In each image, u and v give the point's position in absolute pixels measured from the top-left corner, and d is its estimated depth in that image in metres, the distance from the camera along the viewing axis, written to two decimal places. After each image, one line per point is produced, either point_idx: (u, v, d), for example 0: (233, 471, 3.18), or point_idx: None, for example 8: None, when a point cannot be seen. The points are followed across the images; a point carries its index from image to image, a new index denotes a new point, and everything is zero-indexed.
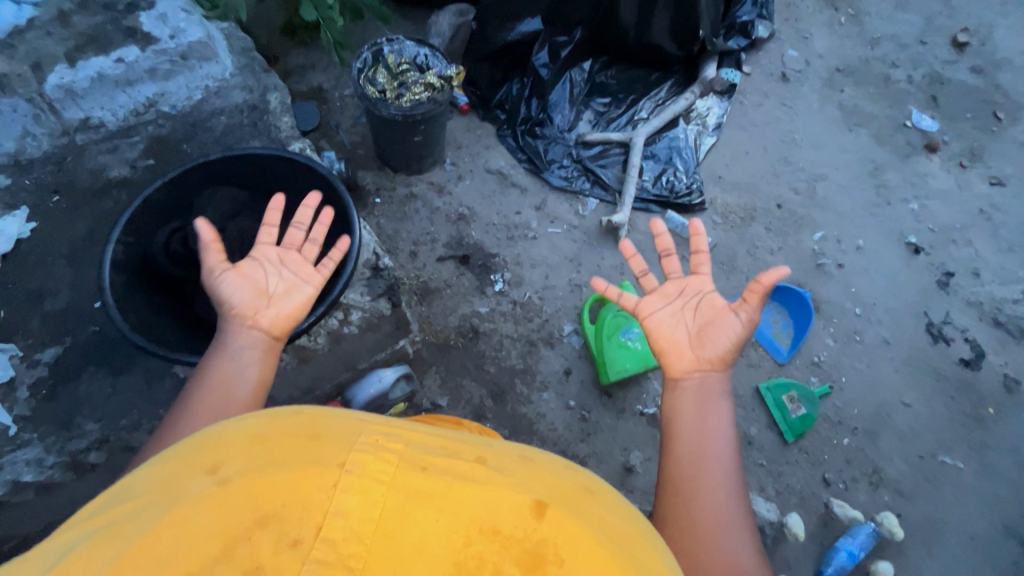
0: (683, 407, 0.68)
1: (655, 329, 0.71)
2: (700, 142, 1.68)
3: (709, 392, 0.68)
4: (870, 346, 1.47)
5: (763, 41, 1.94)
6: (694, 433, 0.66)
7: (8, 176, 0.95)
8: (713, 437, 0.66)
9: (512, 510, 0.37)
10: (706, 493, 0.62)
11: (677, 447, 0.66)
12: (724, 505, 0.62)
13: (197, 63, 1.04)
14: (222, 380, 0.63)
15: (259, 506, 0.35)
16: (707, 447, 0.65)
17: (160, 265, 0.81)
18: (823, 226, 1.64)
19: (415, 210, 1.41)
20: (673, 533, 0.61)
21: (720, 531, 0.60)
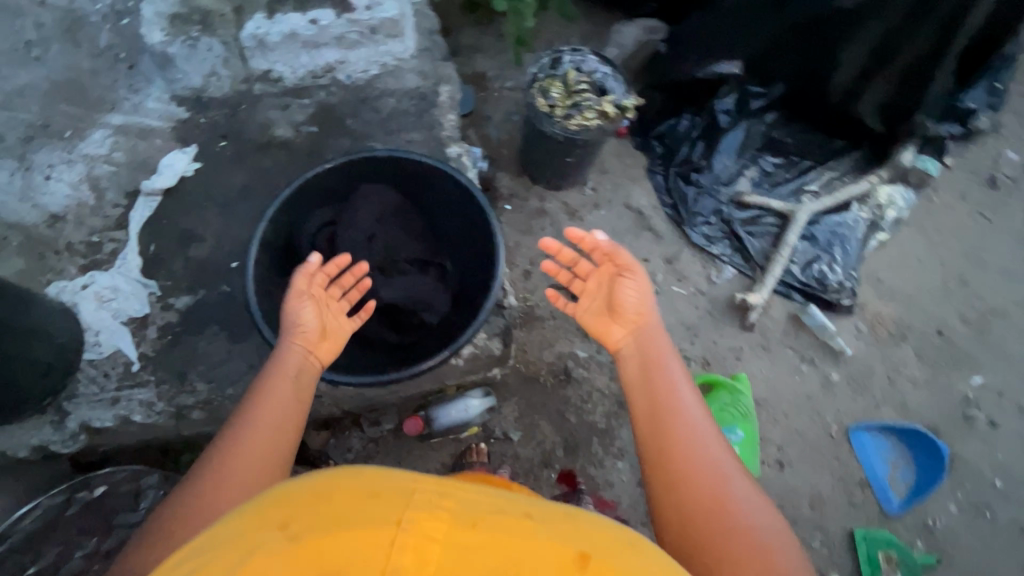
0: (645, 379, 0.71)
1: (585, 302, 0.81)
2: (869, 236, 1.47)
3: (648, 348, 0.74)
4: (1002, 529, 1.26)
5: (979, 133, 1.66)
6: (673, 404, 0.68)
7: (188, 110, 0.99)
8: (674, 395, 0.69)
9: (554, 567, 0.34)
10: (696, 454, 0.63)
11: (656, 414, 0.67)
12: (704, 442, 0.64)
13: (383, 39, 1.01)
14: (274, 406, 0.60)
15: (323, 568, 0.32)
16: (687, 411, 0.67)
17: (303, 254, 0.81)
18: (984, 371, 1.40)
19: (542, 228, 1.34)
20: (658, 485, 0.62)
21: (703, 466, 0.62)
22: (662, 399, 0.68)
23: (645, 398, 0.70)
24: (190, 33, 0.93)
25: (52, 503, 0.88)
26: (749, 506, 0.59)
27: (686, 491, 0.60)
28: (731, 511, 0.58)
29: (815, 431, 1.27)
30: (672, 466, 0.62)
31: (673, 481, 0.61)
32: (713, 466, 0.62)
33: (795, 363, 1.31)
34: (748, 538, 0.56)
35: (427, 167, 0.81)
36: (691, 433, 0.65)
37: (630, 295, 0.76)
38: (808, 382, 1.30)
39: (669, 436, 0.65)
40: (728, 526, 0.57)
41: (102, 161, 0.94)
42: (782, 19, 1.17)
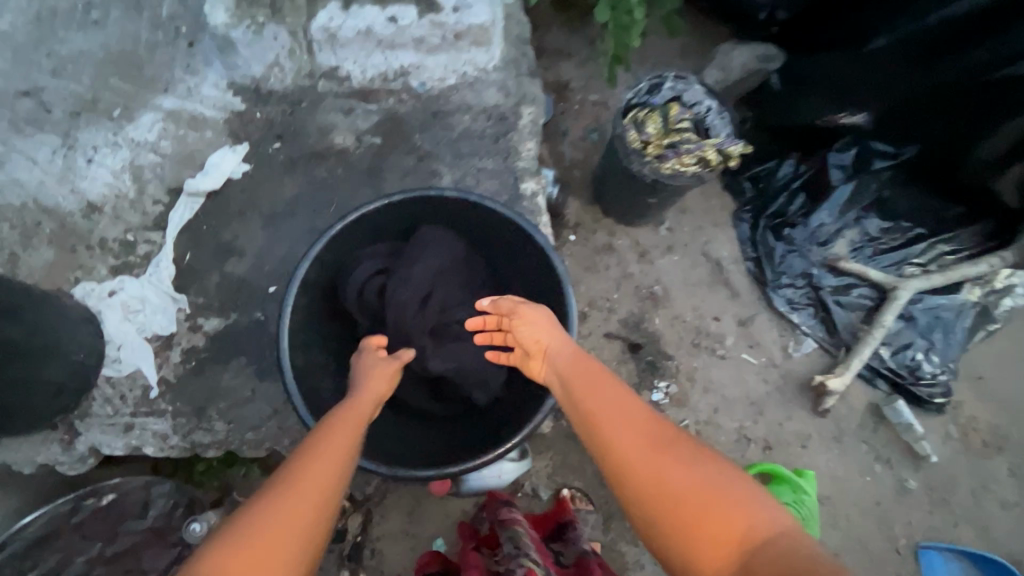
0: (572, 382, 0.60)
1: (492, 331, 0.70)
2: (981, 325, 1.27)
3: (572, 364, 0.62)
4: None
5: None
6: (605, 396, 0.57)
7: (245, 101, 0.89)
8: (604, 390, 0.58)
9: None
10: (639, 436, 0.53)
11: (590, 416, 0.57)
12: (657, 435, 0.53)
13: (466, 47, 0.88)
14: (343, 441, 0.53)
15: None
16: (615, 400, 0.57)
17: (347, 300, 0.73)
18: None
19: (606, 266, 1.21)
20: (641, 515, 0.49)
21: (667, 466, 0.50)
22: (588, 399, 0.58)
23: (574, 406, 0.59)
24: (256, 17, 0.81)
25: (57, 511, 0.83)
26: (705, 461, 0.50)
27: (639, 485, 0.50)
28: (689, 485, 0.48)
29: (879, 542, 1.13)
30: (622, 466, 0.52)
31: (629, 484, 0.51)
32: (659, 438, 0.52)
33: (868, 460, 1.17)
34: (714, 500, 0.47)
35: (501, 218, 0.70)
36: (626, 418, 0.55)
37: (527, 319, 0.66)
38: (878, 486, 1.16)
39: (614, 443, 0.53)
40: (691, 498, 0.47)
41: (146, 149, 0.85)
42: (931, 81, 0.97)
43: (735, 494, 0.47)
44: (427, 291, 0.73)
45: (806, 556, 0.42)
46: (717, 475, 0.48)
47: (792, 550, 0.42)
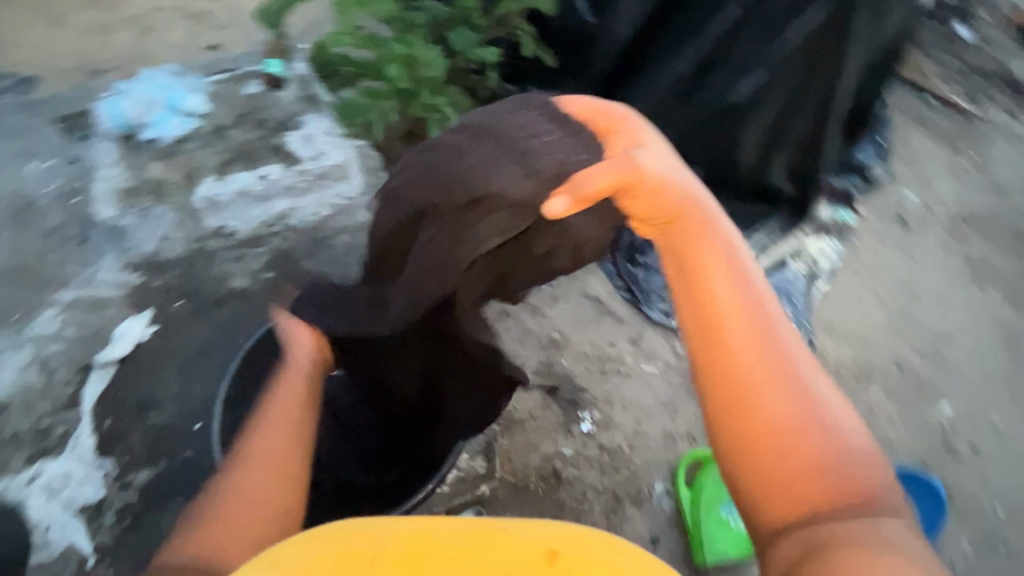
0: (717, 294, 0.63)
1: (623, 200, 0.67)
2: (811, 287, 1.57)
3: (740, 279, 0.64)
4: (1017, 559, 1.26)
5: (880, 181, 1.87)
6: (767, 328, 0.62)
7: (141, 274, 0.98)
8: (748, 318, 0.62)
9: (530, 563, 0.52)
10: (779, 382, 0.60)
11: (734, 328, 0.62)
12: (812, 389, 0.60)
13: (330, 183, 1.09)
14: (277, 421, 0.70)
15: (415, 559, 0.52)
16: (769, 329, 0.62)
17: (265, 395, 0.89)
18: (952, 398, 1.46)
19: (506, 329, 1.36)
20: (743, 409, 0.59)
21: (804, 409, 0.59)
22: (726, 321, 0.62)
23: (699, 309, 0.63)
24: (142, 204, 1.02)
25: None
26: (845, 446, 0.58)
27: (755, 401, 0.59)
28: (804, 441, 0.57)
29: None
30: (749, 380, 0.60)
31: (746, 389, 0.60)
32: (802, 395, 0.59)
33: None
34: (827, 467, 0.57)
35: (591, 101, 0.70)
36: (779, 355, 0.60)
37: (655, 187, 0.65)
38: None
39: (753, 361, 0.60)
40: (805, 447, 0.57)
41: (49, 341, 0.91)
42: (689, 112, 1.32)
43: (846, 471, 0.56)
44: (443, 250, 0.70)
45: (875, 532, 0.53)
46: (851, 464, 0.57)
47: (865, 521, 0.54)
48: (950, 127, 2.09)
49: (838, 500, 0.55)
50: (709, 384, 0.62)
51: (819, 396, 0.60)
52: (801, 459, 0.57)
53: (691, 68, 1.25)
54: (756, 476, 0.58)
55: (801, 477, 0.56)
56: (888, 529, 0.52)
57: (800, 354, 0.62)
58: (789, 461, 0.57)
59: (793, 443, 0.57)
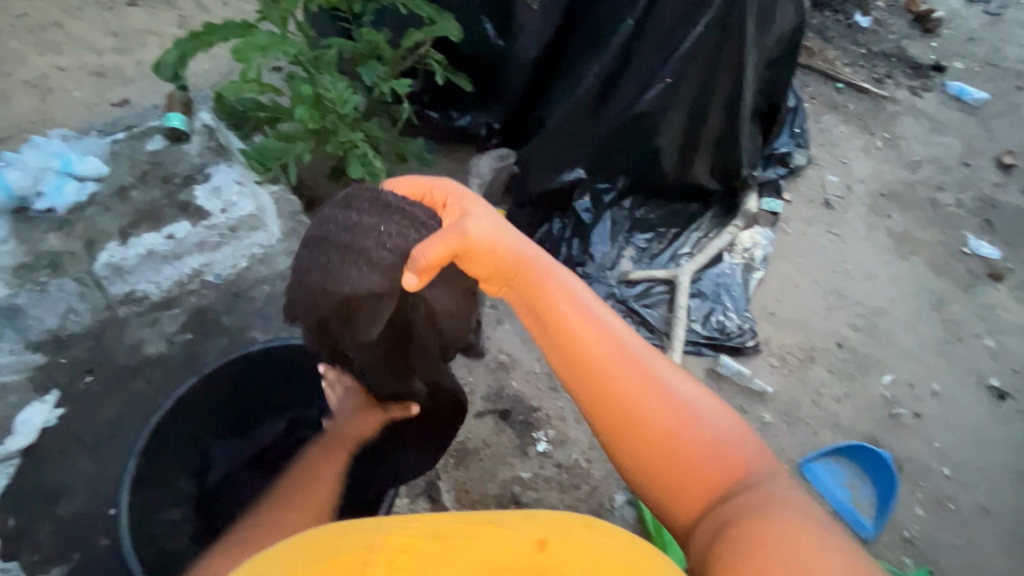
0: (555, 317, 0.61)
1: (463, 263, 0.67)
2: (749, 278, 1.60)
3: (566, 293, 0.62)
4: (968, 517, 1.31)
5: (802, 168, 1.95)
6: (606, 336, 0.60)
7: (45, 353, 0.92)
8: (597, 336, 0.60)
9: (517, 552, 0.43)
10: (634, 391, 0.57)
11: (576, 347, 0.60)
12: (665, 381, 0.58)
13: (245, 233, 1.06)
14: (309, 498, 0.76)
15: (411, 559, 0.43)
16: (604, 341, 0.60)
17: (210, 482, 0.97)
18: (891, 368, 1.52)
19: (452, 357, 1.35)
20: (611, 433, 0.58)
21: (663, 405, 0.57)
22: (588, 350, 0.59)
23: (549, 335, 0.62)
24: (38, 279, 0.96)
25: None
26: (716, 427, 0.57)
27: (615, 419, 0.57)
28: (685, 440, 0.56)
29: None
30: (602, 400, 0.58)
31: (604, 413, 0.58)
32: (653, 392, 0.57)
33: None
34: (711, 456, 0.56)
35: (419, 180, 0.74)
36: (620, 364, 0.58)
37: (487, 244, 0.65)
38: None
39: (598, 379, 0.58)
40: (679, 449, 0.56)
41: None
42: (603, 123, 1.34)
43: (723, 450, 0.56)
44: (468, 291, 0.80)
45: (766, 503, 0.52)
46: (727, 443, 0.57)
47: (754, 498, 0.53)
48: (861, 111, 2.21)
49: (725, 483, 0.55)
50: (592, 415, 0.59)
51: (678, 387, 0.58)
52: (673, 460, 0.56)
53: (599, 78, 1.27)
54: (658, 488, 0.57)
55: (694, 475, 0.56)
56: (773, 497, 0.53)
57: (654, 359, 0.60)
58: (676, 463, 0.56)
59: (671, 444, 0.56)
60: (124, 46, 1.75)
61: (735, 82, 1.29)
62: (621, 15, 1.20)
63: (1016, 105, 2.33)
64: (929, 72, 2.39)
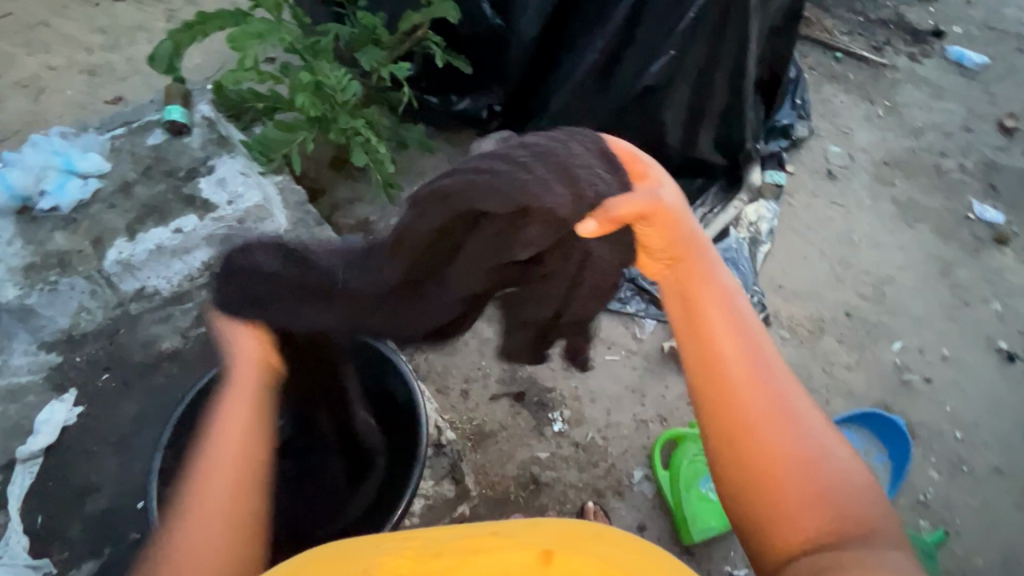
0: (704, 313, 0.66)
1: (638, 228, 0.70)
2: (756, 251, 1.60)
3: (718, 303, 0.67)
4: (982, 478, 1.32)
5: (804, 139, 1.93)
6: (751, 351, 0.64)
7: (61, 353, 0.92)
8: (743, 351, 0.64)
9: (520, 564, 0.47)
10: (766, 403, 0.61)
11: (718, 343, 0.64)
12: (800, 414, 0.61)
13: (253, 224, 1.04)
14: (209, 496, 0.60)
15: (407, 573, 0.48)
16: (751, 354, 0.63)
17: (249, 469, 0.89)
18: (901, 335, 1.52)
19: (465, 342, 1.35)
20: (732, 424, 0.61)
21: (792, 426, 0.60)
22: (726, 356, 0.63)
23: (694, 323, 0.66)
24: (48, 280, 0.95)
25: None
26: (839, 479, 0.58)
27: (739, 417, 0.61)
28: (809, 467, 0.58)
29: None
30: (732, 394, 0.62)
31: (732, 404, 0.61)
32: (783, 413, 0.61)
33: None
34: (824, 496, 0.57)
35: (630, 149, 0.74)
36: (765, 375, 0.62)
37: (667, 222, 0.69)
38: None
39: (736, 377, 0.62)
40: (794, 471, 0.58)
41: None
42: (606, 101, 1.32)
43: (838, 499, 0.57)
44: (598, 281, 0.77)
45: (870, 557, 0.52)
46: (847, 496, 0.57)
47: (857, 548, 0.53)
48: (861, 80, 2.19)
49: (842, 524, 0.56)
50: (715, 420, 0.62)
51: (810, 425, 0.61)
52: (786, 478, 0.58)
53: (603, 54, 1.26)
54: (765, 511, 0.58)
55: (812, 504, 0.57)
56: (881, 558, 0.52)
57: (793, 389, 0.63)
58: (791, 482, 0.58)
59: (792, 460, 0.58)
60: (114, 42, 1.72)
61: (739, 53, 1.27)
62: None
63: (1016, 67, 2.31)
64: (928, 37, 2.37)
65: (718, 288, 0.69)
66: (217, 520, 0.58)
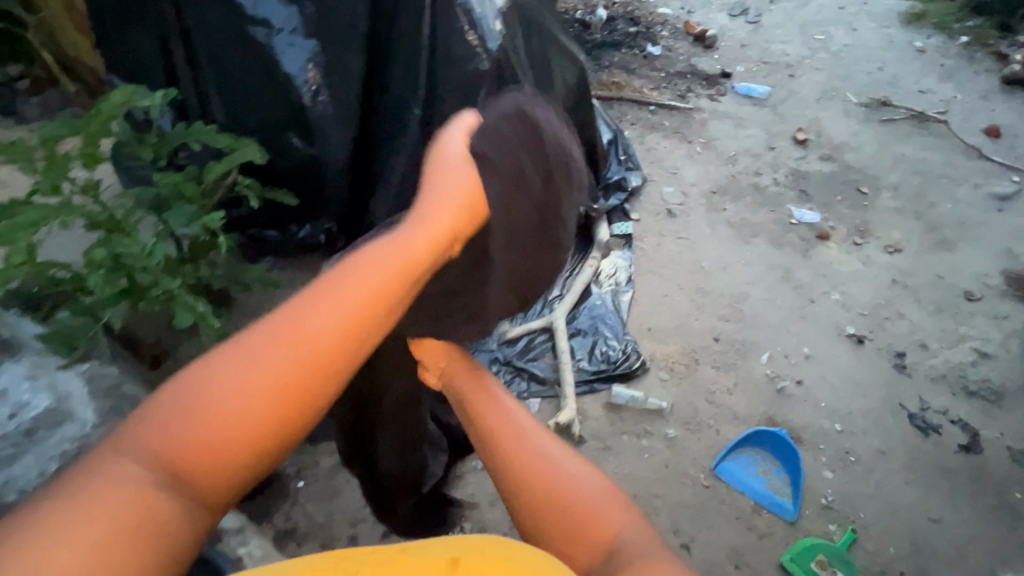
0: (482, 413, 0.88)
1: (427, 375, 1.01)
2: (619, 301, 1.67)
3: (488, 401, 0.89)
4: (870, 464, 1.39)
5: (640, 187, 2.11)
6: (513, 425, 0.84)
7: None
8: (507, 427, 0.84)
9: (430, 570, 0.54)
10: (526, 453, 0.80)
11: (491, 427, 0.85)
12: (553, 455, 0.79)
13: (47, 431, 0.93)
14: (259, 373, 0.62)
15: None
16: (512, 426, 0.84)
17: None
18: (766, 346, 1.63)
19: (346, 480, 1.26)
20: (510, 482, 0.79)
21: (548, 465, 0.78)
22: (498, 433, 0.84)
23: (481, 425, 0.87)
24: None
25: None
26: (589, 492, 0.75)
27: (512, 472, 0.79)
28: (576, 495, 0.74)
29: (689, 493, 1.31)
30: (505, 457, 0.81)
31: (506, 467, 0.80)
32: (538, 456, 0.79)
33: (636, 444, 1.38)
34: (583, 510, 0.72)
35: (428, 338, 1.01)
36: (524, 439, 0.82)
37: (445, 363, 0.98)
38: (657, 453, 1.37)
39: (505, 446, 0.82)
40: (558, 494, 0.75)
41: None
42: None
43: (597, 510, 0.73)
44: (396, 403, 1.08)
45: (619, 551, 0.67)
46: (598, 502, 0.73)
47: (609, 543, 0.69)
48: (675, 125, 2.47)
49: (597, 535, 0.70)
50: (505, 480, 0.80)
51: (561, 461, 0.78)
52: (556, 505, 0.74)
53: (409, 166, 1.30)
54: (551, 538, 0.72)
55: (578, 522, 0.72)
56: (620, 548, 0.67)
57: (552, 443, 0.81)
58: (556, 507, 0.74)
59: (554, 493, 0.75)
60: None
61: None
62: (404, 106, 1.24)
63: (794, 89, 2.72)
64: (719, 79, 2.74)
65: (496, 392, 0.91)
66: (289, 359, 0.63)
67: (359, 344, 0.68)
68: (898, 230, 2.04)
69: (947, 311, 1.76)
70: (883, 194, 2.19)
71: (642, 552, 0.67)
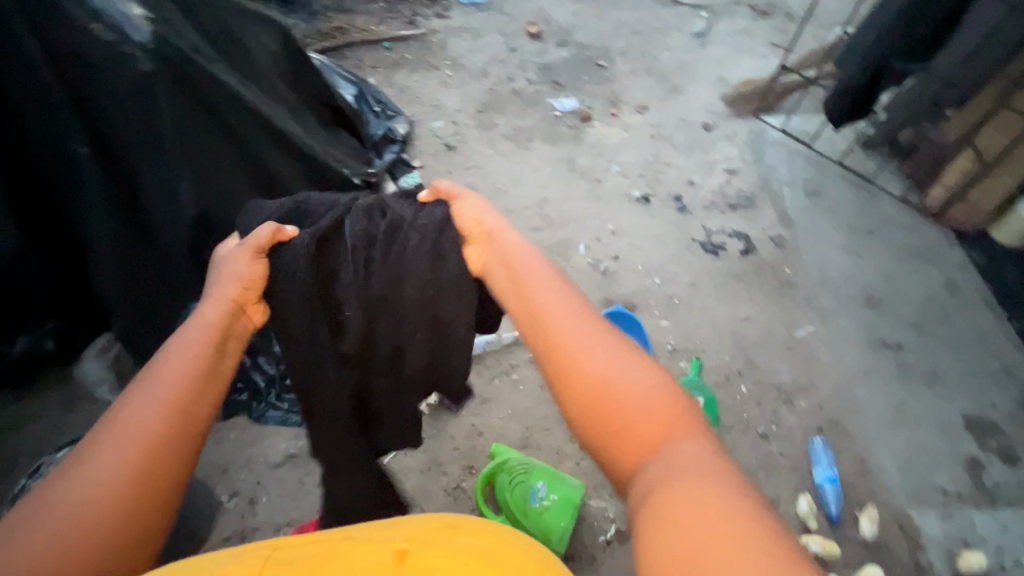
0: (514, 280, 0.73)
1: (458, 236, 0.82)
2: None
3: (517, 272, 0.74)
4: (688, 298, 1.61)
5: (409, 132, 1.99)
6: (556, 305, 0.67)
7: None
8: (550, 301, 0.68)
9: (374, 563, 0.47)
10: (575, 339, 0.63)
11: (528, 301, 0.69)
12: (607, 347, 0.62)
13: None
14: (120, 431, 0.56)
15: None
16: (561, 303, 0.68)
17: None
18: (579, 239, 1.73)
19: None
20: (552, 361, 0.63)
21: (602, 358, 0.61)
22: (539, 303, 0.68)
23: (516, 288, 0.72)
24: None
25: None
26: (659, 391, 0.59)
27: (555, 359, 0.63)
28: (625, 392, 0.58)
29: None
30: (546, 335, 0.65)
31: (551, 346, 0.64)
32: (588, 341, 0.63)
33: (509, 381, 1.39)
34: (648, 411, 0.56)
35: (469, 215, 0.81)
36: (571, 319, 0.66)
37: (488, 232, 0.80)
38: (531, 379, 1.40)
39: (548, 320, 0.66)
40: (620, 388, 0.58)
41: None
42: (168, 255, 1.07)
43: (669, 411, 0.57)
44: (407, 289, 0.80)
45: (706, 475, 0.49)
46: (668, 402, 0.58)
47: (684, 457, 0.52)
48: (417, 54, 2.34)
49: (660, 440, 0.54)
50: (547, 357, 0.64)
51: (621, 365, 0.61)
52: (609, 401, 0.58)
53: (115, 217, 0.99)
54: (602, 436, 0.57)
55: (639, 422, 0.56)
56: (685, 460, 0.51)
57: (611, 338, 0.64)
58: (618, 404, 0.57)
59: (613, 387, 0.59)
60: None
61: (248, 113, 1.12)
62: (56, 140, 0.90)
63: None
64: None
65: (535, 267, 0.73)
66: (138, 420, 0.57)
67: (197, 387, 0.63)
68: (639, 90, 2.25)
69: (696, 146, 2.04)
70: (617, 62, 2.38)
71: (715, 466, 0.51)
